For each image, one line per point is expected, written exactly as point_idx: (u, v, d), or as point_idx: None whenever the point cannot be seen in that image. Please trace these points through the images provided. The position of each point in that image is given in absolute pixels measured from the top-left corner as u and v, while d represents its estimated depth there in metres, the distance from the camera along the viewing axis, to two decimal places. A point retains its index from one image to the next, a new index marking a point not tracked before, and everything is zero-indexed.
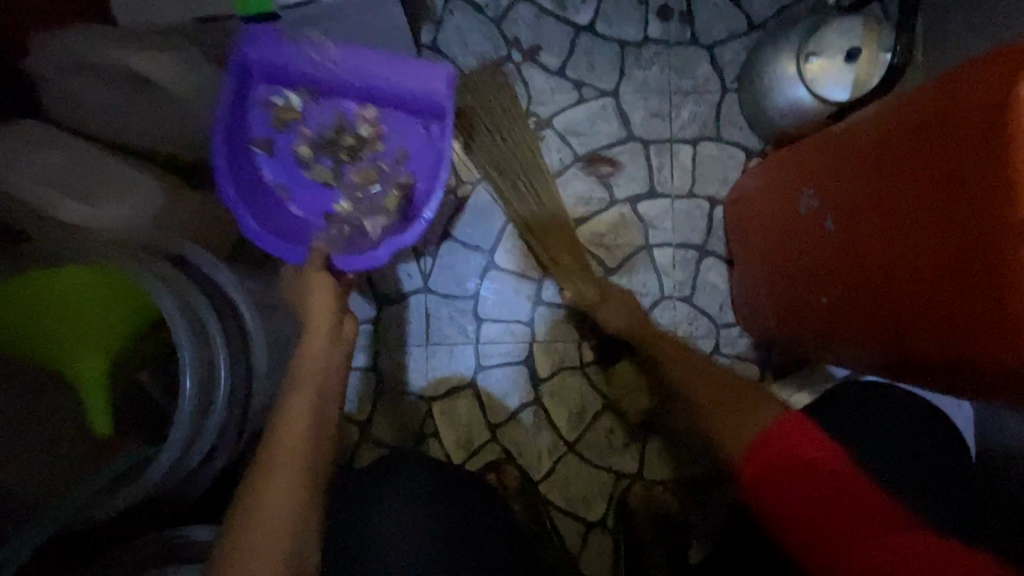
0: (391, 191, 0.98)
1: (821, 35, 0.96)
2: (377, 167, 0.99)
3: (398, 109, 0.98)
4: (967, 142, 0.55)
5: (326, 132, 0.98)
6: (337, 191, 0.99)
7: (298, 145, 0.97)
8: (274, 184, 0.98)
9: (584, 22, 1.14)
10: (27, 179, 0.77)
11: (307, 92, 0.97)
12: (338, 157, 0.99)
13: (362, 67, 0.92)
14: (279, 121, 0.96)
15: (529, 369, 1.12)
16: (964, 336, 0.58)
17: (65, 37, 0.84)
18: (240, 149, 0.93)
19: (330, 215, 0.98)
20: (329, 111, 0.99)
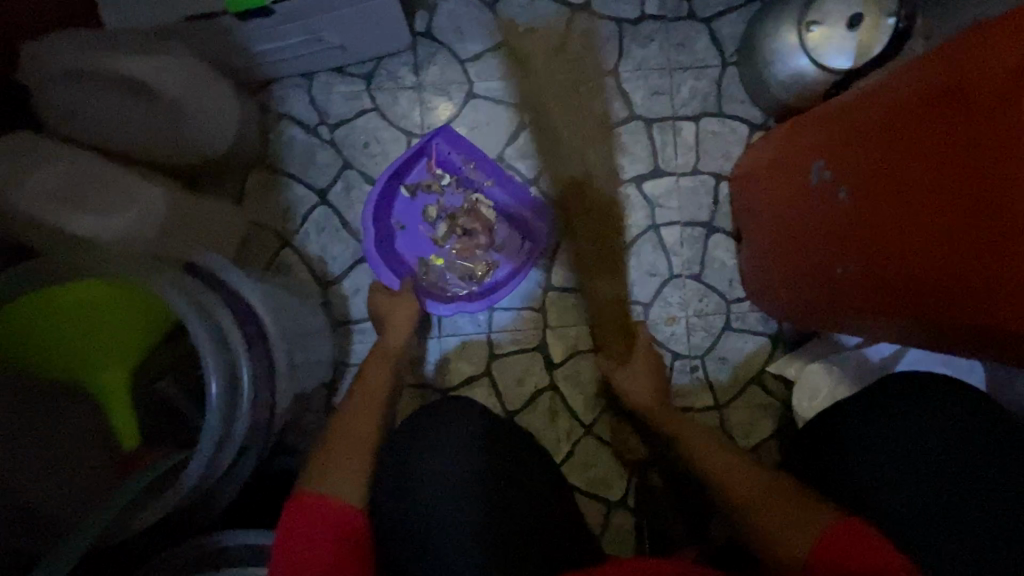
0: (482, 262, 1.10)
1: (823, 4, 0.96)
2: (479, 244, 1.10)
3: (512, 219, 1.10)
4: (983, 107, 0.54)
5: (454, 210, 1.10)
6: (438, 248, 1.12)
7: (431, 206, 1.11)
8: (396, 220, 1.12)
9: (579, 1, 1.12)
10: (34, 195, 0.77)
11: (457, 178, 1.10)
12: (453, 227, 1.10)
13: (501, 187, 1.08)
14: (427, 184, 1.09)
15: (542, 355, 1.13)
16: (980, 304, 0.57)
17: (58, 45, 0.81)
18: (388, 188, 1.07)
19: (422, 262, 1.11)
20: (465, 194, 1.10)
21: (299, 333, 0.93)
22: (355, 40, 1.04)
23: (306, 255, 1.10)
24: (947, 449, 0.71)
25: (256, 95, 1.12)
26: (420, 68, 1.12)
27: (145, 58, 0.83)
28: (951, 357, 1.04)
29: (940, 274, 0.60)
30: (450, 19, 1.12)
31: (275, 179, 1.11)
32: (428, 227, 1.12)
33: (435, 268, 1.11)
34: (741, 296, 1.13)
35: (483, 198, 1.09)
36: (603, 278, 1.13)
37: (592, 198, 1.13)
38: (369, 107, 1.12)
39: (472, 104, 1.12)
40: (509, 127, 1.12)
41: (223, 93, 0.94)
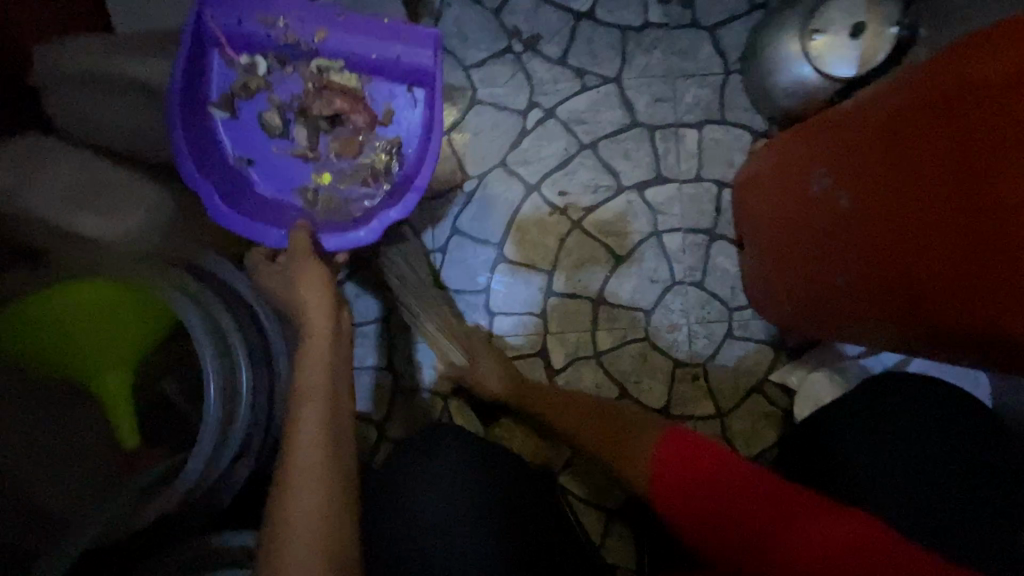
0: (380, 148, 0.94)
1: (825, 12, 0.96)
2: (357, 126, 0.93)
3: (380, 73, 0.94)
4: (992, 111, 0.54)
5: (298, 98, 0.93)
6: (310, 163, 0.94)
7: (266, 112, 0.92)
8: (236, 157, 0.93)
9: (583, 9, 1.13)
10: (43, 197, 0.79)
11: (275, 56, 0.93)
12: (313, 122, 0.93)
13: (343, 40, 0.92)
14: (243, 88, 0.92)
15: (543, 360, 1.13)
16: (984, 310, 0.57)
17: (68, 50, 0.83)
18: (198, 112, 0.89)
19: (304, 187, 0.93)
20: (300, 71, 0.93)
21: None
22: None
23: None
24: (929, 449, 0.74)
25: None
26: None
27: (154, 62, 0.84)
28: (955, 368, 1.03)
29: (945, 281, 0.60)
30: (455, 26, 1.13)
31: None
32: (280, 142, 0.94)
33: (324, 186, 0.94)
34: (744, 303, 1.12)
35: (325, 62, 0.92)
36: (605, 284, 1.13)
37: (594, 203, 1.13)
38: None
39: (476, 109, 1.13)
40: (513, 132, 1.13)
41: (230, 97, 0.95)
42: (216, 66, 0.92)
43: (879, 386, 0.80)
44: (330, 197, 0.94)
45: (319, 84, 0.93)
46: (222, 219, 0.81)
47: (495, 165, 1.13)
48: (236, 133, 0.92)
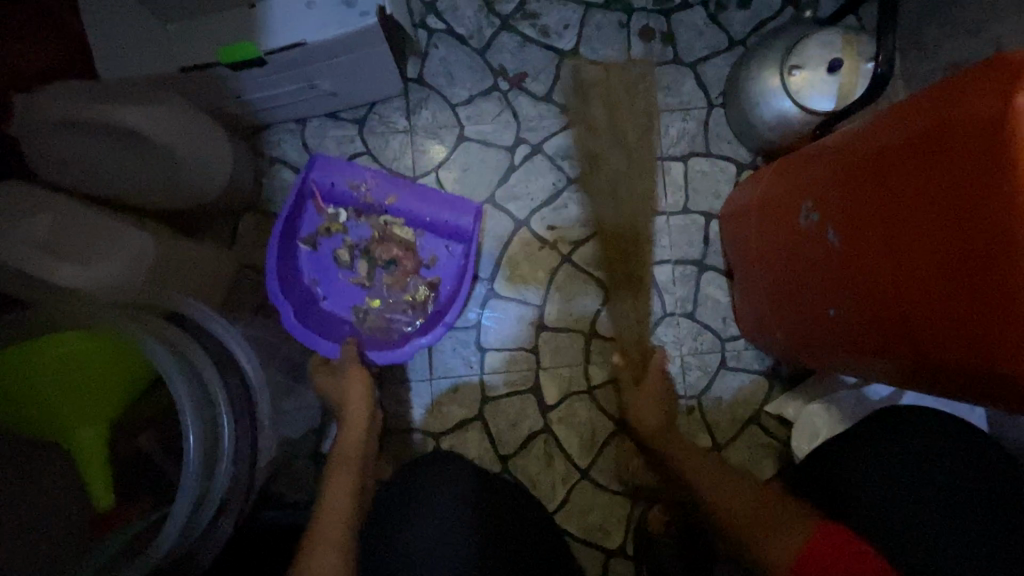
0: (420, 286, 1.08)
1: (801, 50, 0.99)
2: (407, 268, 1.08)
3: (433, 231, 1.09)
4: (970, 155, 0.53)
5: (367, 245, 1.08)
6: (368, 290, 1.09)
7: (340, 250, 1.08)
8: (309, 279, 1.08)
9: (567, 47, 1.15)
10: (16, 245, 0.75)
11: (354, 208, 1.08)
12: (373, 262, 1.08)
13: (409, 203, 1.07)
14: (326, 229, 1.07)
15: (536, 396, 1.11)
16: (979, 352, 0.55)
17: (50, 97, 0.82)
18: (288, 247, 1.05)
19: (360, 311, 1.08)
20: (370, 220, 1.09)
21: None
22: (348, 87, 1.05)
23: None
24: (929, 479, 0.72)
25: (249, 139, 1.13)
26: (413, 113, 1.14)
27: (140, 109, 0.84)
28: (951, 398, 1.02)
29: (940, 314, 0.59)
30: (442, 65, 1.14)
31: (268, 221, 1.12)
32: (347, 273, 1.09)
33: (375, 311, 1.08)
34: (736, 334, 1.12)
35: (390, 219, 1.08)
36: (596, 317, 1.12)
37: (583, 237, 1.13)
38: (362, 150, 1.13)
39: (463, 146, 1.14)
40: (500, 168, 1.14)
41: (216, 139, 0.95)
42: (308, 211, 1.07)
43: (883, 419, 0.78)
44: (377, 319, 1.08)
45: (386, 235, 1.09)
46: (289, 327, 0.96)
47: (482, 200, 1.13)
48: (311, 263, 1.07)
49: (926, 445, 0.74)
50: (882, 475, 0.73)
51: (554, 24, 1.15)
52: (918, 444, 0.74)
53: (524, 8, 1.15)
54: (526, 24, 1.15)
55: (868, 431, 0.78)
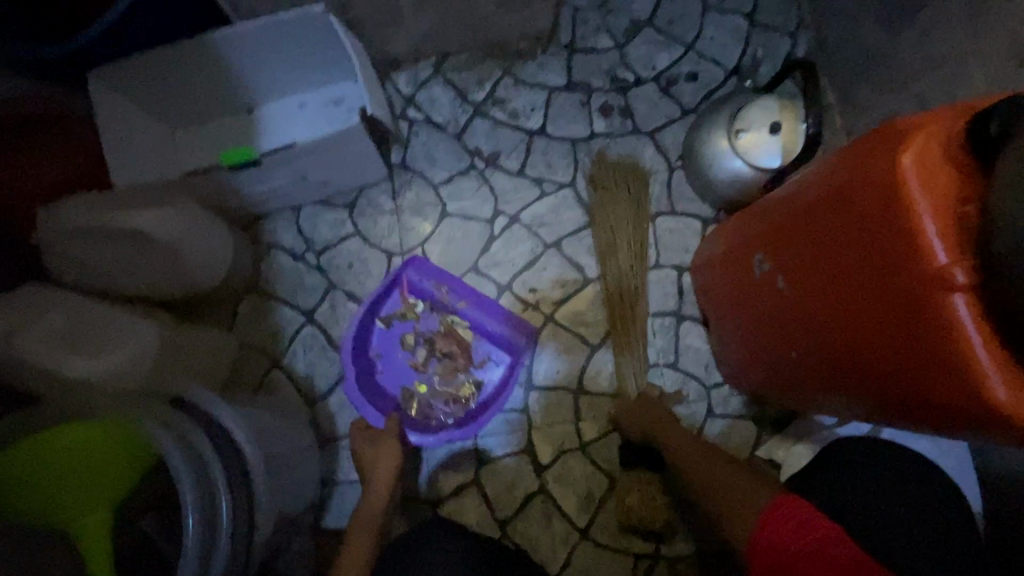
0: (466, 383, 1.15)
1: (743, 115, 1.09)
2: (459, 365, 1.15)
3: (489, 338, 1.17)
4: (873, 210, 0.59)
5: (432, 336, 1.16)
6: (420, 374, 1.17)
7: (407, 334, 1.17)
8: (373, 352, 1.17)
9: (535, 127, 1.26)
10: (34, 343, 0.82)
11: (430, 303, 1.16)
12: (432, 352, 1.16)
13: (476, 312, 1.15)
14: (401, 314, 1.16)
15: (530, 456, 1.13)
16: (922, 386, 0.58)
17: (72, 209, 0.92)
18: (365, 324, 1.14)
19: (407, 391, 1.16)
20: (440, 316, 1.17)
21: (286, 455, 0.95)
22: (337, 177, 1.16)
23: (295, 374, 1.17)
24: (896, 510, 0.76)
25: (247, 229, 1.22)
26: (398, 195, 1.24)
27: (150, 213, 0.93)
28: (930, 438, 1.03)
29: (879, 356, 0.62)
30: (423, 150, 1.25)
31: (266, 304, 1.19)
32: (406, 355, 1.17)
33: (420, 395, 1.16)
34: (719, 380, 1.15)
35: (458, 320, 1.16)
36: (582, 373, 1.16)
37: (564, 297, 1.19)
38: (352, 231, 1.22)
39: (446, 221, 1.23)
40: (481, 239, 1.22)
41: (217, 234, 1.04)
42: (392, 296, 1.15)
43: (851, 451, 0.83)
44: (420, 403, 1.15)
45: (451, 333, 1.17)
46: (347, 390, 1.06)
47: (467, 269, 1.21)
48: (380, 339, 1.16)
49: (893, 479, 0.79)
50: (857, 505, 0.77)
51: (522, 107, 1.27)
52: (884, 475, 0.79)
53: (494, 95, 1.27)
54: (496, 109, 1.27)
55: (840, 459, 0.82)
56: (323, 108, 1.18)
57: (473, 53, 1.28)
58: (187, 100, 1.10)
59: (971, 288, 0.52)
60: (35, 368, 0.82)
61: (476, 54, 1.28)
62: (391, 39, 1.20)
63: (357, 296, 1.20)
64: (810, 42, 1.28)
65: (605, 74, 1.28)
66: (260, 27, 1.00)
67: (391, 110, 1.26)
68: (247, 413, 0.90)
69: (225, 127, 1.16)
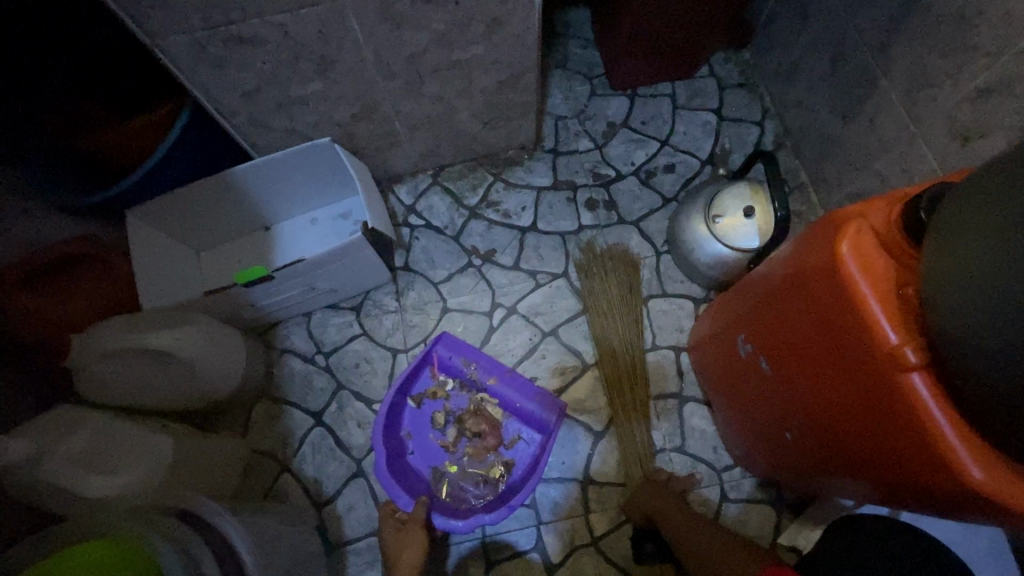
0: (496, 463, 1.15)
1: (719, 201, 1.15)
2: (489, 445, 1.16)
3: (518, 415, 1.18)
4: (825, 291, 0.62)
5: (461, 415, 1.18)
6: (450, 454, 1.17)
7: (438, 412, 1.18)
8: (404, 431, 1.17)
9: (527, 224, 1.35)
10: (57, 464, 0.86)
11: (460, 380, 1.19)
12: (462, 432, 1.17)
13: (505, 388, 1.18)
14: (432, 392, 1.18)
15: (541, 556, 1.10)
16: (903, 466, 0.58)
17: (105, 331, 0.99)
18: (398, 402, 1.15)
19: (437, 472, 1.15)
20: (470, 394, 1.19)
21: (293, 565, 0.95)
22: (343, 284, 1.24)
23: (303, 477, 1.19)
24: None
25: (262, 336, 1.30)
26: (401, 294, 1.31)
27: (173, 332, 1.01)
28: (951, 524, 0.98)
29: (861, 435, 0.63)
30: (423, 252, 1.34)
31: (277, 408, 1.24)
32: (436, 434, 1.18)
33: (449, 475, 1.15)
34: (730, 462, 1.13)
35: (487, 397, 1.18)
36: (589, 463, 1.15)
37: (564, 384, 1.21)
38: (359, 332, 1.29)
39: (448, 316, 1.29)
40: (481, 331, 1.27)
41: (232, 345, 1.12)
42: (423, 374, 1.18)
43: (841, 533, 0.84)
44: (450, 484, 1.14)
45: (481, 411, 1.18)
46: (378, 472, 1.05)
47: None
48: (413, 418, 1.17)
49: (884, 561, 0.79)
50: None
51: (514, 207, 1.37)
52: (875, 560, 0.79)
53: (487, 199, 1.38)
54: (490, 211, 1.37)
55: (829, 549, 0.83)
56: (332, 222, 1.30)
57: (468, 163, 1.41)
58: (209, 226, 1.23)
59: (924, 367, 0.54)
60: (58, 488, 0.86)
61: (468, 164, 1.41)
62: (392, 158, 1.33)
63: (364, 396, 1.24)
64: (777, 129, 1.38)
65: (588, 171, 1.38)
66: (272, 161, 1.13)
67: (393, 218, 1.37)
68: (252, 521, 0.92)
69: (245, 247, 1.29)
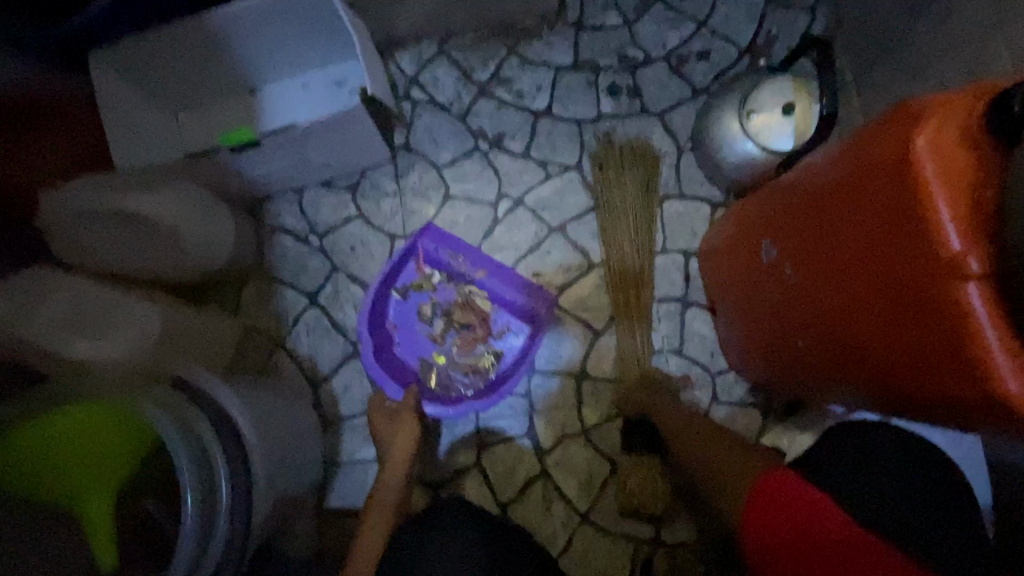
0: (486, 354, 1.15)
1: (756, 95, 1.05)
2: (478, 335, 1.14)
3: (507, 307, 1.16)
4: (886, 191, 0.56)
5: (449, 307, 1.15)
6: (438, 346, 1.16)
7: (425, 305, 1.15)
8: (391, 324, 1.15)
9: (541, 107, 1.23)
10: (38, 325, 0.83)
11: (447, 273, 1.16)
12: (450, 323, 1.15)
13: (494, 281, 1.14)
14: (418, 285, 1.14)
15: (532, 441, 1.13)
16: (930, 377, 0.57)
17: (76, 190, 0.92)
18: (383, 294, 1.12)
19: (426, 363, 1.14)
20: (458, 287, 1.16)
21: (289, 436, 0.96)
22: (340, 159, 1.14)
23: (298, 357, 1.18)
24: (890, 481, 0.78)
25: (251, 212, 1.22)
26: (401, 177, 1.22)
27: (151, 198, 0.94)
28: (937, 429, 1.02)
29: (884, 346, 0.61)
30: (426, 131, 1.23)
31: (269, 287, 1.20)
32: (424, 326, 1.16)
33: (438, 366, 1.15)
34: (725, 367, 1.14)
35: (475, 290, 1.15)
36: (585, 359, 1.15)
37: (568, 282, 1.18)
38: (355, 214, 1.21)
39: (450, 204, 1.21)
40: (484, 222, 1.20)
41: (218, 216, 1.04)
42: (408, 267, 1.14)
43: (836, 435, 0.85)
44: (439, 374, 1.14)
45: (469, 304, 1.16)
46: (364, 362, 1.04)
47: None
48: (400, 311, 1.15)
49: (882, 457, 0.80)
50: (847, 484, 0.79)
51: (528, 87, 1.24)
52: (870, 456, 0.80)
53: (499, 75, 1.24)
54: (501, 89, 1.24)
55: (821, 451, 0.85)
56: (327, 87, 1.16)
57: (479, 32, 1.25)
58: (187, 81, 1.10)
59: (983, 277, 0.50)
60: (43, 350, 0.83)
61: (481, 32, 1.25)
62: (394, 18, 1.17)
63: (360, 280, 1.20)
64: (830, 19, 1.23)
65: (613, 52, 1.24)
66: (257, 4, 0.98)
67: (394, 90, 1.24)
68: (248, 394, 0.91)
69: (227, 110, 1.16)
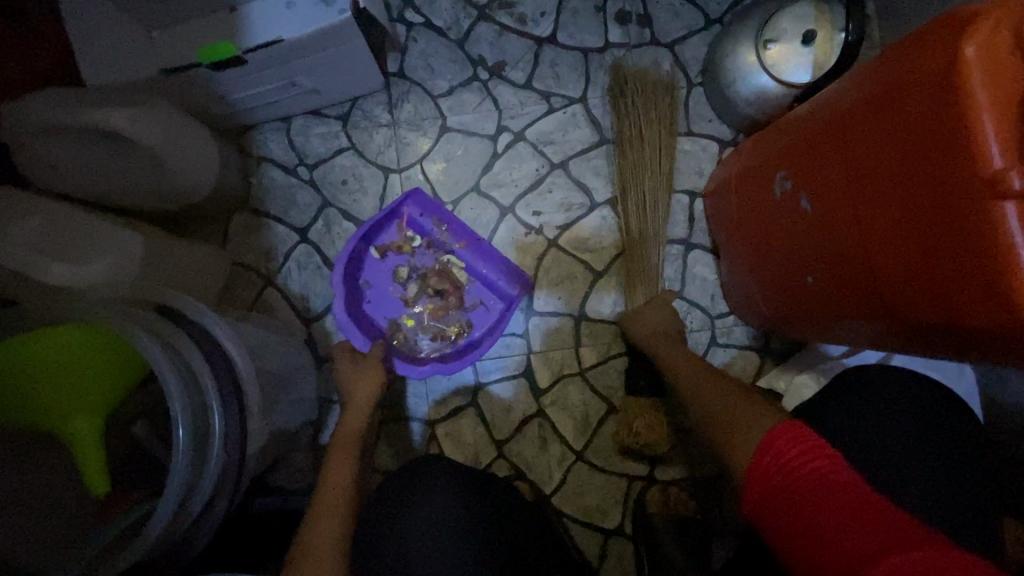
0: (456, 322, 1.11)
1: (775, 22, 0.98)
2: (451, 304, 1.11)
3: (485, 281, 1.12)
4: (925, 106, 0.53)
5: (427, 272, 1.11)
6: (408, 308, 1.11)
7: (401, 267, 1.10)
8: (362, 279, 1.10)
9: (545, 34, 1.15)
10: (10, 244, 0.78)
11: (429, 239, 1.11)
12: (424, 288, 1.10)
13: (475, 254, 1.10)
14: (399, 245, 1.09)
15: (528, 380, 1.13)
16: (951, 305, 0.55)
17: (36, 102, 0.84)
18: (360, 249, 1.06)
19: (393, 323, 1.10)
20: (437, 255, 1.12)
21: (282, 371, 0.94)
22: (330, 83, 1.06)
23: (289, 294, 1.14)
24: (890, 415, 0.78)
25: (235, 141, 1.15)
26: (395, 106, 1.15)
27: (126, 110, 0.85)
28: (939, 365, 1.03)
29: (902, 275, 0.59)
30: (421, 57, 1.15)
31: (256, 222, 1.14)
32: (397, 287, 1.11)
33: (406, 328, 1.10)
34: (725, 310, 1.13)
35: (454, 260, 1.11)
36: (585, 300, 1.13)
37: (569, 221, 1.14)
38: (346, 146, 1.15)
39: (447, 137, 1.15)
40: (483, 157, 1.15)
41: (200, 140, 0.97)
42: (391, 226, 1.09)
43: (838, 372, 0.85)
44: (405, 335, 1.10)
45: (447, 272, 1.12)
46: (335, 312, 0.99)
47: (468, 190, 1.15)
48: (377, 268, 1.10)
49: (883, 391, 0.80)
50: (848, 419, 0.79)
51: (531, 11, 1.16)
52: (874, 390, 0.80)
53: None
54: (503, 13, 1.16)
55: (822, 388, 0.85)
56: None
57: None
58: None
59: None
60: (17, 274, 0.78)
61: None
62: None
63: (353, 216, 1.15)
64: None
65: None
66: None
67: (387, 10, 1.15)
68: (239, 325, 0.88)
69: None
